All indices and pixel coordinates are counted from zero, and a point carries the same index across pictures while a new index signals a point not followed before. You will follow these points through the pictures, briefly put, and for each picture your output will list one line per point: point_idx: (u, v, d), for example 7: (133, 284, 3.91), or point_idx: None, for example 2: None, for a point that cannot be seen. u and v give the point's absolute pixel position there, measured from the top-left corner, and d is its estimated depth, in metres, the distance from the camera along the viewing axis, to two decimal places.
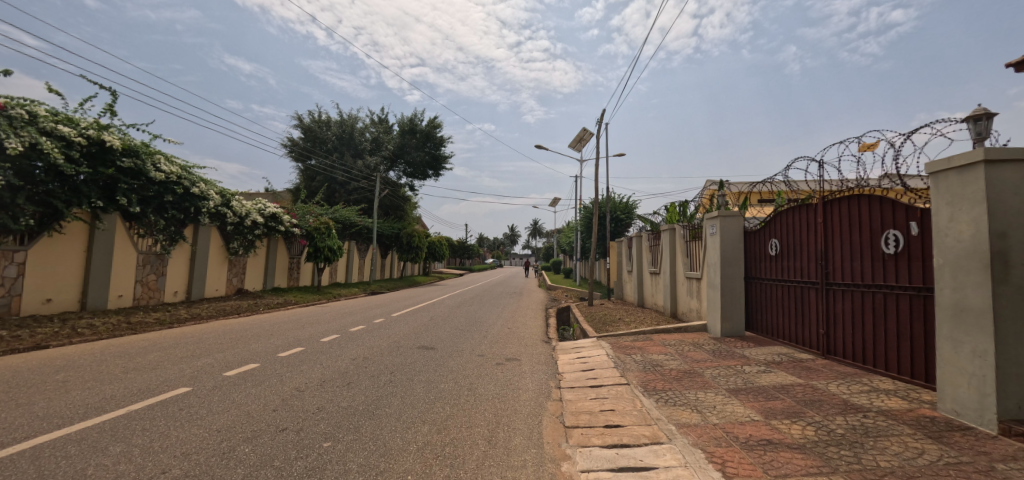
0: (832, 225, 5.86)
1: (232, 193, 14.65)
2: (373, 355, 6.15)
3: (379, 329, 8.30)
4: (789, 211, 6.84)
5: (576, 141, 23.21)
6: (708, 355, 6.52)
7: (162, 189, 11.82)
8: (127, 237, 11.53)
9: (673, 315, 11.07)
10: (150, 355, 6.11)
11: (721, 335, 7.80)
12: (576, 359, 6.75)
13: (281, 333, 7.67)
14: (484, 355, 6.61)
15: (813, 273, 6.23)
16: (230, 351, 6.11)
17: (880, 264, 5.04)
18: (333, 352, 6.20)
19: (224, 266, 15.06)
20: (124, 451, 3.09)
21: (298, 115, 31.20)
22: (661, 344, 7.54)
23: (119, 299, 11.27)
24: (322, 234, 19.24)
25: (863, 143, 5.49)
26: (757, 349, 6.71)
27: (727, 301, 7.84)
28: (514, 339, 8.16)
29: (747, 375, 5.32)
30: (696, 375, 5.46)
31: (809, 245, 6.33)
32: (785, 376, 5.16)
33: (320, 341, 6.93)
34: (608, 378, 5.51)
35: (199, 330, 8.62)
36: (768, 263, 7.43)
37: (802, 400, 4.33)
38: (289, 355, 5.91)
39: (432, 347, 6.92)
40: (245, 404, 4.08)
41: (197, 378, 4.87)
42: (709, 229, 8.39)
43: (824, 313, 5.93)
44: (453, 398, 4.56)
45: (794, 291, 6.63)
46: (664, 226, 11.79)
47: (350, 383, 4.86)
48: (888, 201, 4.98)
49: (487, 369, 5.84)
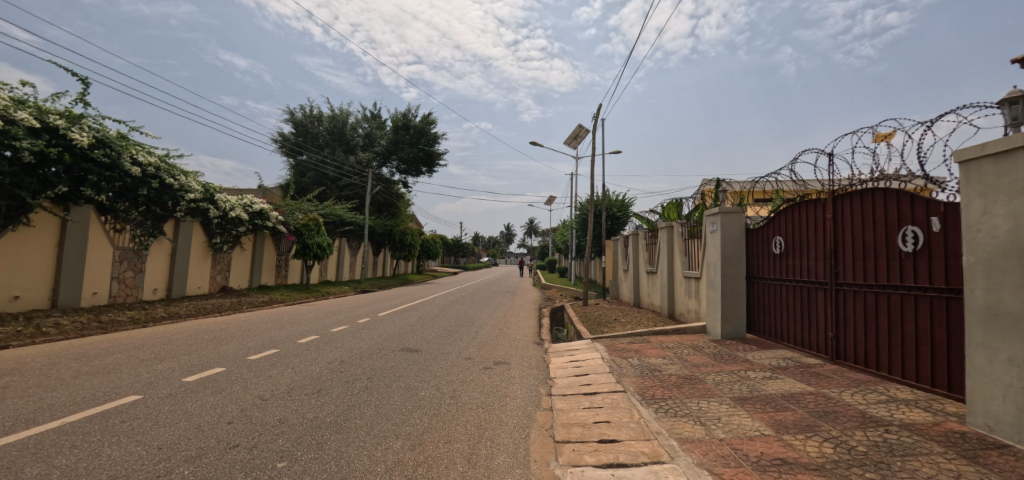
0: (842, 223, 5.49)
1: (215, 188, 14.22)
2: (351, 358, 5.73)
3: (362, 330, 7.87)
4: (795, 207, 6.48)
5: (571, 138, 22.82)
6: (708, 359, 6.14)
7: (138, 181, 11.41)
8: (102, 232, 11.02)
9: (671, 316, 10.72)
10: (109, 357, 5.65)
11: (721, 337, 7.44)
12: (570, 363, 6.35)
13: (257, 334, 7.22)
14: (471, 358, 6.21)
15: (821, 272, 5.88)
16: (197, 354, 5.67)
17: (897, 263, 4.67)
18: (308, 355, 5.76)
19: (207, 262, 14.55)
20: (40, 475, 2.66)
21: (288, 110, 30.61)
22: (659, 346, 7.17)
23: (93, 297, 10.78)
24: (311, 231, 18.69)
25: (877, 133, 5.13)
26: (761, 352, 6.36)
27: (728, 302, 7.47)
28: (505, 340, 7.75)
29: (752, 382, 4.95)
30: (697, 381, 5.09)
31: (817, 243, 5.97)
32: (794, 384, 4.79)
33: (296, 343, 6.52)
34: (603, 384, 5.11)
35: (171, 330, 8.14)
36: (771, 261, 7.07)
37: (815, 412, 3.96)
38: (260, 358, 5.48)
39: (416, 350, 6.50)
40: (197, 415, 3.65)
41: (152, 384, 4.42)
42: (709, 226, 8.02)
43: (833, 316, 5.58)
44: (433, 408, 4.15)
45: (799, 291, 6.28)
46: (661, 224, 11.41)
47: (321, 390, 4.43)
48: (905, 195, 4.61)
49: (472, 374, 5.43)
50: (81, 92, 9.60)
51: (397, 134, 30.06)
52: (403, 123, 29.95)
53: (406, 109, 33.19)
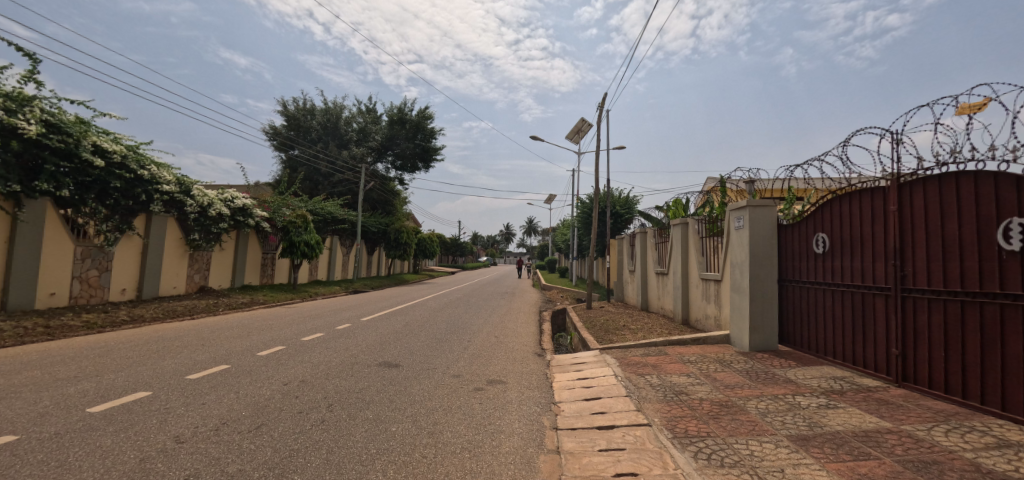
0: (910, 216, 4.52)
1: (192, 180, 13.28)
2: (315, 377, 4.75)
3: (338, 338, 6.89)
4: (844, 199, 5.49)
5: (574, 133, 21.93)
6: (742, 378, 5.17)
7: (105, 173, 10.46)
8: (60, 228, 10.04)
9: (684, 322, 9.74)
10: (17, 375, 4.65)
11: (750, 349, 6.49)
12: (577, 382, 5.37)
13: (214, 344, 6.25)
14: (460, 375, 5.22)
15: (879, 275, 4.88)
16: (125, 373, 4.66)
17: (995, 265, 3.68)
18: (262, 374, 4.77)
19: (184, 261, 13.59)
20: None
21: (281, 103, 29.66)
22: (679, 360, 6.19)
23: (50, 298, 9.79)
24: (298, 228, 17.76)
25: (961, 106, 4.15)
26: (803, 369, 5.40)
27: (757, 308, 6.50)
28: (501, 352, 6.75)
29: (808, 414, 3.97)
30: (738, 410, 4.11)
31: (874, 240, 4.97)
32: (862, 417, 3.82)
33: (255, 356, 5.53)
34: (621, 412, 4.13)
35: (121, 336, 7.15)
36: (809, 262, 6.07)
37: (909, 462, 2.99)
38: (200, 378, 4.50)
39: (396, 364, 5.52)
40: (73, 470, 2.66)
41: (43, 417, 3.45)
42: (733, 223, 7.07)
43: (898, 329, 4.60)
44: (402, 453, 3.16)
45: (849, 298, 5.30)
46: (673, 220, 10.37)
47: (261, 426, 3.43)
48: (1007, 178, 3.63)
49: (459, 398, 4.43)
50: (29, 70, 8.70)
51: (392, 129, 29.06)
52: (399, 118, 28.92)
53: (402, 103, 32.21)
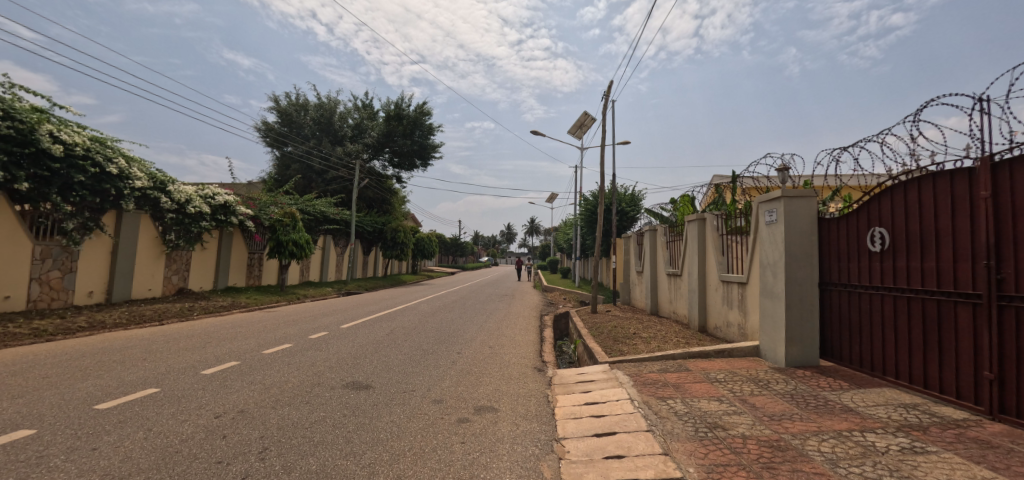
0: (1010, 202, 3.54)
1: (168, 177, 12.45)
2: (258, 406, 3.81)
3: (307, 351, 5.98)
4: (911, 186, 4.51)
5: (576, 127, 20.97)
6: (787, 405, 4.21)
7: (66, 165, 9.58)
8: (15, 225, 9.11)
9: (701, 329, 8.77)
10: None
11: (786, 364, 5.53)
12: (585, 407, 4.44)
13: (158, 359, 5.34)
14: (441, 401, 4.28)
15: (964, 279, 3.90)
16: (18, 402, 3.71)
17: None
18: (194, 401, 3.85)
19: (161, 262, 12.74)
20: None
21: (274, 98, 28.83)
22: (705, 378, 5.24)
23: (4, 302, 8.90)
24: (286, 227, 16.89)
25: None
26: (861, 394, 4.42)
27: (794, 316, 5.53)
28: (495, 367, 5.81)
29: (892, 463, 3.00)
30: (796, 455, 3.15)
31: (956, 234, 4.00)
32: (971, 471, 2.85)
33: (196, 376, 4.60)
34: (646, 457, 3.18)
35: (61, 347, 6.24)
36: (859, 262, 5.11)
37: None
38: (110, 409, 3.57)
39: (365, 386, 4.60)
40: None
41: None
42: (764, 217, 6.12)
43: (994, 348, 3.63)
44: None
45: (919, 307, 4.34)
46: (688, 216, 9.28)
47: None
48: None
49: (437, 435, 3.49)
50: None
51: (389, 124, 28.18)
52: (396, 113, 28.10)
53: (399, 99, 31.46)
